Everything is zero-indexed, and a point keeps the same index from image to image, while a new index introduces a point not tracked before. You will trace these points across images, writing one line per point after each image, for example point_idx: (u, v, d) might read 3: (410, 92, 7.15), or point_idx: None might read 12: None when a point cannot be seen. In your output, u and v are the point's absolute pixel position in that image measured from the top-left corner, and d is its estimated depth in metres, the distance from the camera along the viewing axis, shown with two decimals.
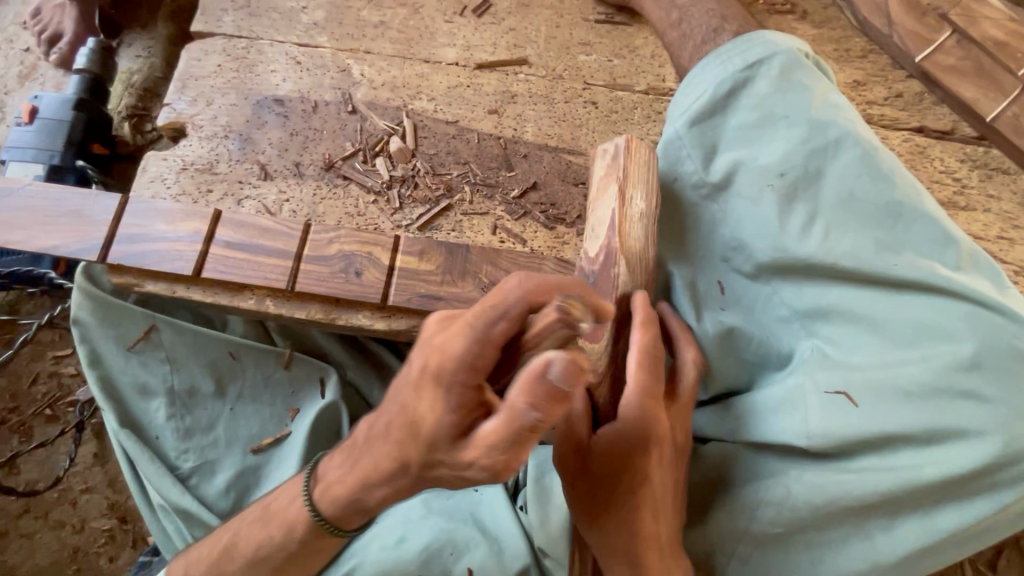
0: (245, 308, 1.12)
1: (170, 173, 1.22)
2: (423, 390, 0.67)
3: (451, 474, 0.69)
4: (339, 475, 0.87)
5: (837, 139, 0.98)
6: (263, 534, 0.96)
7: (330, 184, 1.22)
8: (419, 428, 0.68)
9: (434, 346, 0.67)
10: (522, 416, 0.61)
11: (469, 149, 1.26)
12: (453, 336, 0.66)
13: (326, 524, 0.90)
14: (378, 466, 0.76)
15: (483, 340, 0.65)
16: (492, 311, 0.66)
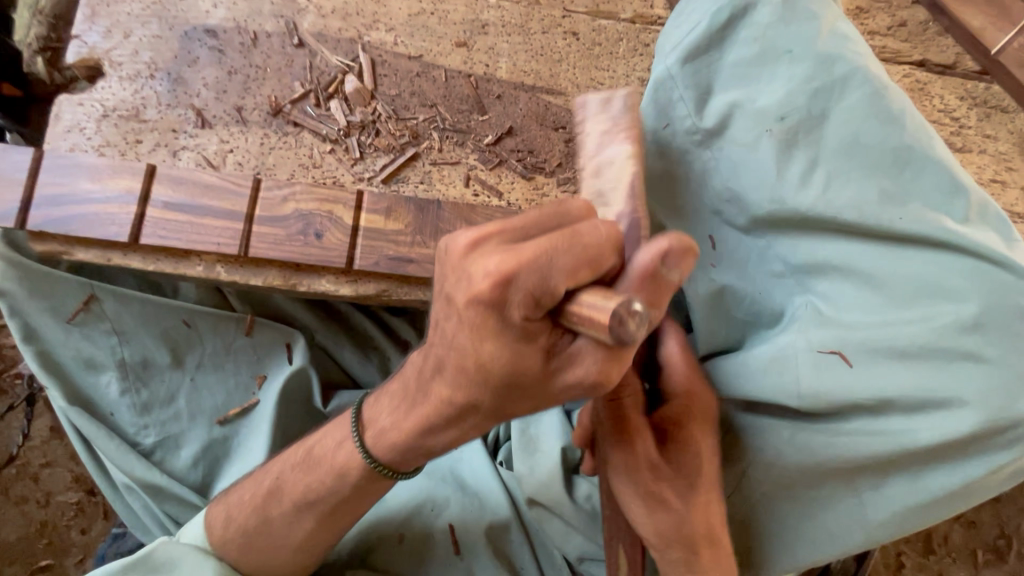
0: (193, 276, 1.01)
1: (89, 121, 1.05)
2: (485, 331, 0.59)
3: (514, 411, 0.67)
4: (392, 422, 0.81)
5: (843, 76, 0.90)
6: (312, 478, 0.93)
7: (279, 131, 1.08)
8: (489, 369, 0.61)
9: (491, 281, 0.56)
10: (602, 374, 0.60)
11: (436, 89, 1.12)
12: (523, 272, 0.56)
13: (383, 468, 0.86)
14: (435, 409, 0.71)
15: (553, 278, 0.56)
16: (570, 252, 0.56)
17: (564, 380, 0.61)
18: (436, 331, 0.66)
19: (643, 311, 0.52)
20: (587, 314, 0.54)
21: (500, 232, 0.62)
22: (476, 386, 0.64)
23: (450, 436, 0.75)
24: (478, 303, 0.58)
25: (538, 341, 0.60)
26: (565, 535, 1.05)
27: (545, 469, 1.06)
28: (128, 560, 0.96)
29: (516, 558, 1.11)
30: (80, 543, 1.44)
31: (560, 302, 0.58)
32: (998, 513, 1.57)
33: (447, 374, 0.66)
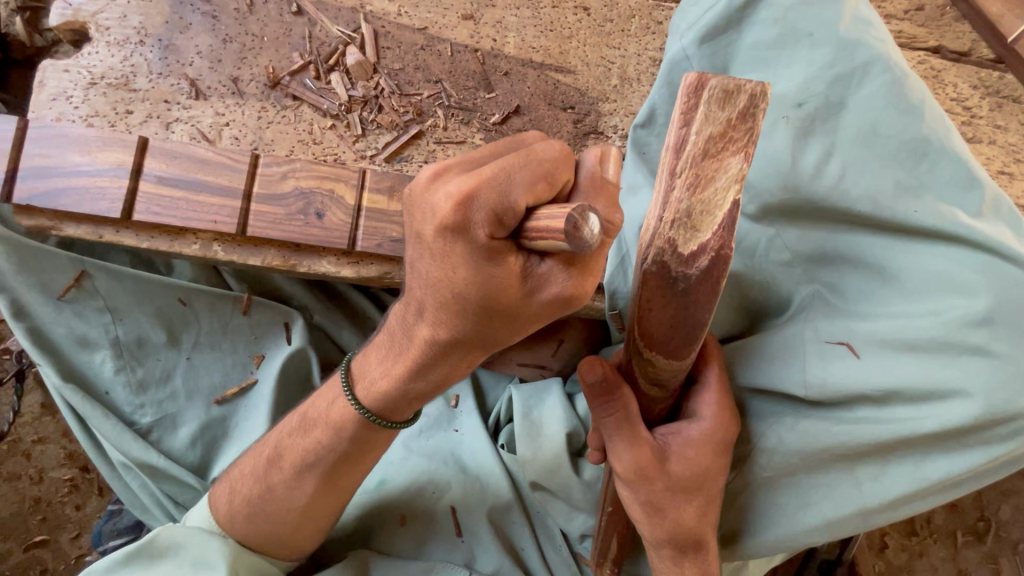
0: (189, 255, 0.98)
1: (76, 89, 1.00)
2: (456, 256, 0.58)
3: (493, 343, 0.67)
4: (384, 369, 0.82)
5: (864, 63, 0.89)
6: (309, 442, 0.94)
7: (277, 105, 1.03)
8: (464, 295, 0.60)
9: (453, 202, 0.56)
10: (569, 288, 0.61)
11: (441, 64, 1.08)
12: (482, 189, 0.56)
13: (376, 418, 0.88)
14: (419, 350, 0.71)
15: (513, 194, 0.56)
16: (526, 166, 0.57)
17: (541, 299, 0.61)
18: (413, 274, 0.65)
19: (595, 218, 0.53)
20: (545, 225, 0.55)
21: (460, 164, 0.62)
22: (461, 319, 0.63)
23: (437, 377, 0.75)
24: (445, 229, 0.57)
25: (507, 265, 0.59)
26: (568, 515, 1.09)
27: (549, 452, 1.06)
28: (129, 550, 0.93)
29: (516, 539, 1.13)
30: (75, 519, 1.43)
31: (521, 220, 0.58)
32: (979, 497, 1.62)
33: (429, 312, 0.66)
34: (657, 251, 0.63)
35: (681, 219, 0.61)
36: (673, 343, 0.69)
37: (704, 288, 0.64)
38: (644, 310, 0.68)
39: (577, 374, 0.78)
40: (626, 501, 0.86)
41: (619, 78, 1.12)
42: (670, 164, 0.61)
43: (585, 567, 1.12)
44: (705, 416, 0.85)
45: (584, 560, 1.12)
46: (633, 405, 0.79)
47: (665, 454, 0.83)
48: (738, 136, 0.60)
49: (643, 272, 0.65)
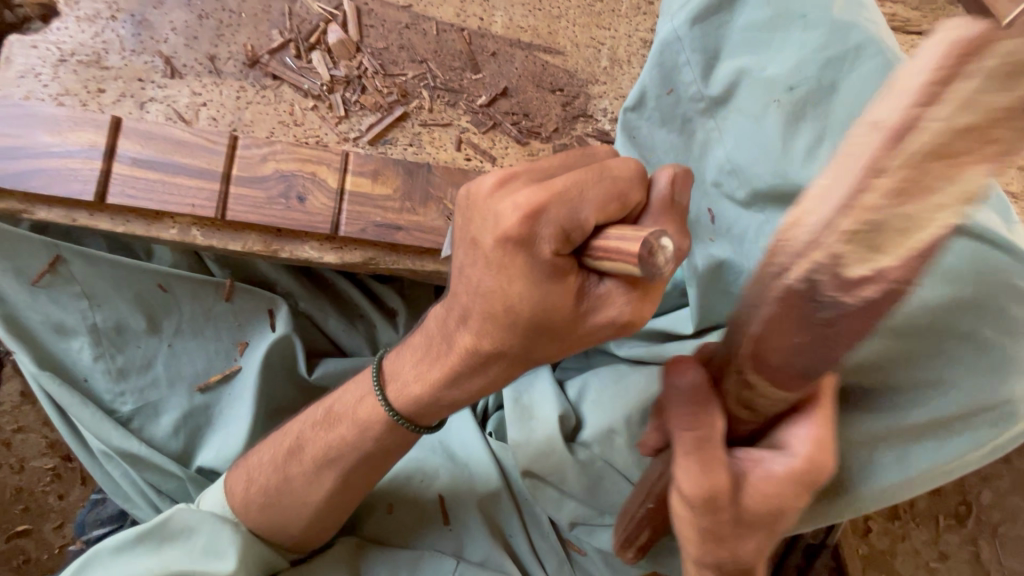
0: (167, 240, 0.95)
1: (44, 66, 0.96)
2: (513, 270, 0.59)
3: (544, 358, 0.67)
4: (417, 372, 0.83)
5: (858, 45, 0.86)
6: (335, 436, 0.93)
7: (257, 84, 1.00)
8: (517, 310, 0.60)
9: (519, 214, 0.57)
10: (632, 313, 0.60)
11: (426, 44, 1.05)
12: (553, 204, 0.57)
13: (402, 419, 0.87)
14: (461, 359, 0.72)
15: (583, 212, 0.57)
16: (599, 184, 0.57)
17: (596, 321, 0.61)
18: (461, 279, 0.66)
19: (671, 245, 0.52)
20: (615, 247, 0.54)
21: (527, 175, 0.63)
22: (507, 331, 0.63)
23: (476, 386, 0.76)
24: (506, 239, 0.58)
25: (568, 281, 0.59)
26: (557, 502, 1.06)
27: (541, 436, 1.04)
28: (141, 530, 0.93)
29: (505, 527, 1.12)
30: (58, 509, 1.41)
31: (588, 237, 0.58)
32: (960, 482, 1.65)
33: (474, 321, 0.66)
34: (812, 265, 0.46)
35: (862, 233, 0.42)
36: (793, 371, 0.56)
37: (861, 321, 0.47)
38: (768, 330, 0.53)
39: (661, 376, 0.65)
40: (678, 518, 0.65)
41: (609, 60, 1.10)
42: (874, 156, 0.40)
43: (573, 553, 1.11)
44: (800, 453, 0.62)
45: (573, 546, 1.11)
46: (718, 423, 0.61)
47: (741, 481, 0.62)
48: (1003, 133, 0.37)
49: (780, 288, 0.50)
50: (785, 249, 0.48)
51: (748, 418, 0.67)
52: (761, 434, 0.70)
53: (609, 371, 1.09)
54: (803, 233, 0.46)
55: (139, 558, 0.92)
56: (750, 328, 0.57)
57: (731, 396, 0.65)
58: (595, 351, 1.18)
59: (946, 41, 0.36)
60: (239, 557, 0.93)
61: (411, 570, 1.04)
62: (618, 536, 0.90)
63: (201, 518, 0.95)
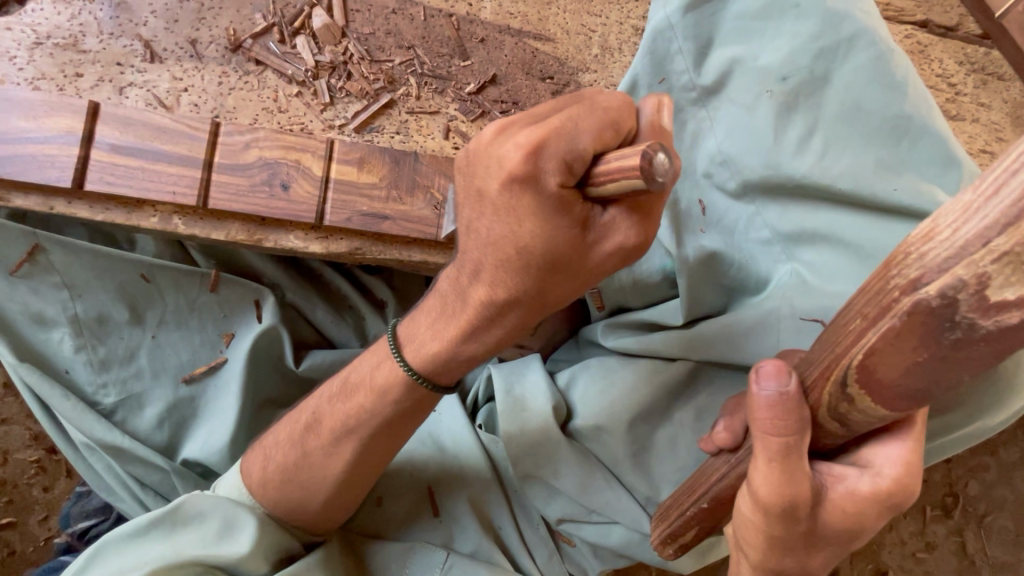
0: (148, 228, 0.93)
1: (19, 49, 0.93)
2: (524, 209, 0.63)
3: (561, 296, 0.72)
4: (431, 331, 0.84)
5: (851, 36, 0.86)
6: (355, 405, 0.92)
7: (239, 70, 0.98)
8: (531, 248, 0.65)
9: (523, 152, 0.60)
10: (636, 231, 0.65)
11: (414, 29, 1.03)
12: (552, 139, 0.60)
13: (423, 379, 0.87)
14: (477, 311, 0.75)
15: (580, 141, 0.60)
16: (593, 114, 0.61)
17: (605, 248, 0.66)
18: (470, 235, 0.70)
19: (666, 156, 0.56)
20: (616, 166, 0.58)
21: (523, 120, 0.66)
22: (522, 275, 0.68)
23: (493, 338, 0.79)
24: (513, 180, 0.62)
25: (574, 214, 0.64)
26: (546, 498, 1.06)
27: (535, 425, 1.04)
28: (155, 514, 0.92)
29: (495, 519, 1.11)
30: (42, 501, 1.40)
31: (588, 167, 0.62)
32: (948, 473, 1.66)
33: (487, 272, 0.71)
34: (952, 281, 0.41)
35: (1020, 255, 0.38)
36: (899, 389, 0.50)
37: (992, 348, 0.42)
38: (885, 344, 0.47)
39: (749, 380, 0.60)
40: (744, 523, 0.66)
41: (600, 47, 1.08)
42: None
43: (562, 543, 1.12)
44: (886, 473, 0.61)
45: (561, 537, 1.12)
46: (806, 435, 0.58)
47: (820, 493, 0.61)
48: None
49: (909, 302, 0.44)
50: (913, 262, 0.43)
51: (835, 430, 0.61)
52: (842, 450, 0.66)
53: (599, 363, 1.07)
54: (934, 251, 0.42)
55: (153, 543, 0.91)
56: (851, 336, 0.51)
57: (820, 404, 0.58)
58: (585, 342, 1.17)
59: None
60: (257, 538, 0.93)
61: (403, 562, 1.05)
62: (659, 533, 0.92)
63: (216, 503, 0.94)
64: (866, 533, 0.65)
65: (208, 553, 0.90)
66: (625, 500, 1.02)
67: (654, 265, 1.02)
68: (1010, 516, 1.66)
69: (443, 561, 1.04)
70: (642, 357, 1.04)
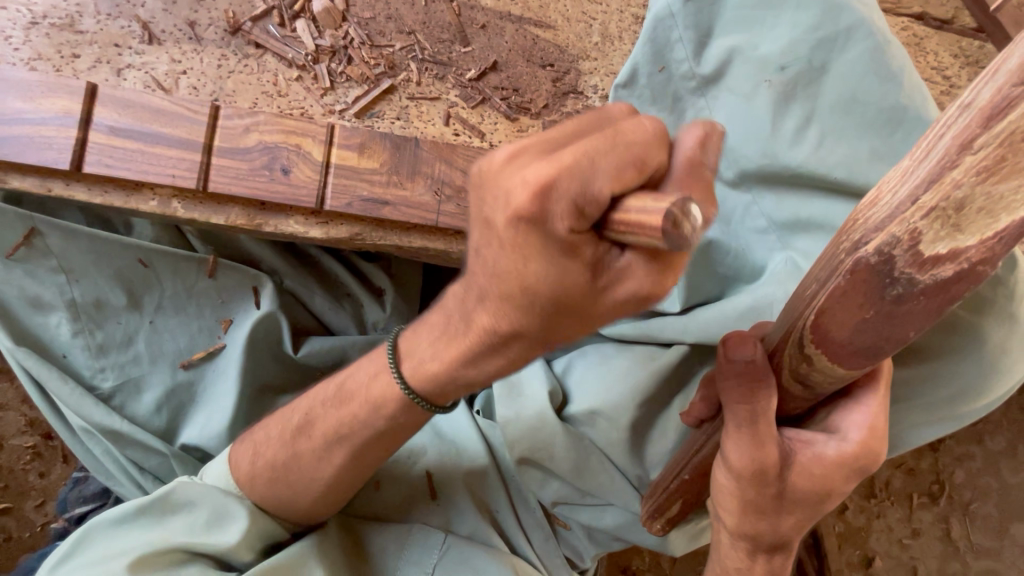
0: (147, 211, 0.93)
1: (14, 29, 0.92)
2: (526, 250, 0.56)
3: (564, 338, 0.65)
4: (431, 353, 0.80)
5: (849, 27, 0.86)
6: (346, 413, 0.92)
7: (239, 53, 0.97)
8: (533, 296, 0.59)
9: (529, 191, 0.53)
10: (651, 278, 0.57)
11: (414, 14, 1.02)
12: (563, 179, 0.52)
13: (420, 399, 0.85)
14: (475, 340, 0.70)
15: (597, 184, 0.52)
16: (614, 152, 0.52)
17: (616, 295, 0.58)
18: (478, 261, 0.63)
19: (695, 213, 0.48)
20: (635, 218, 0.50)
21: (537, 145, 0.58)
22: (524, 315, 0.61)
23: (495, 367, 0.73)
24: (517, 220, 0.54)
25: (582, 256, 0.56)
26: (542, 482, 1.08)
27: (531, 413, 1.05)
28: (144, 501, 0.95)
29: (492, 502, 1.13)
30: (39, 487, 1.39)
31: (606, 210, 0.54)
32: (934, 461, 1.70)
33: (491, 302, 0.64)
34: (889, 238, 0.49)
35: (945, 210, 0.46)
36: (851, 347, 0.56)
37: (930, 302, 0.49)
38: (835, 302, 0.54)
39: (720, 352, 0.67)
40: (719, 488, 0.73)
41: (600, 35, 1.09)
42: (965, 134, 0.44)
43: (558, 527, 1.14)
44: (852, 438, 0.67)
45: (558, 521, 1.13)
46: (772, 400, 0.65)
47: (791, 462, 0.67)
48: None
49: (852, 260, 0.52)
50: (860, 226, 0.52)
51: (801, 394, 0.68)
52: (811, 415, 0.73)
53: (595, 351, 1.10)
54: (879, 212, 0.50)
55: (144, 530, 0.94)
56: (807, 299, 0.58)
57: (784, 367, 0.65)
58: None
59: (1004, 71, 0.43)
60: (249, 526, 0.96)
61: (400, 544, 1.06)
62: (647, 508, 0.96)
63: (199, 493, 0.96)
64: (833, 496, 0.71)
65: (197, 541, 0.93)
66: (618, 483, 1.04)
67: None
68: (995, 504, 1.69)
69: (441, 542, 1.05)
70: (638, 344, 1.06)
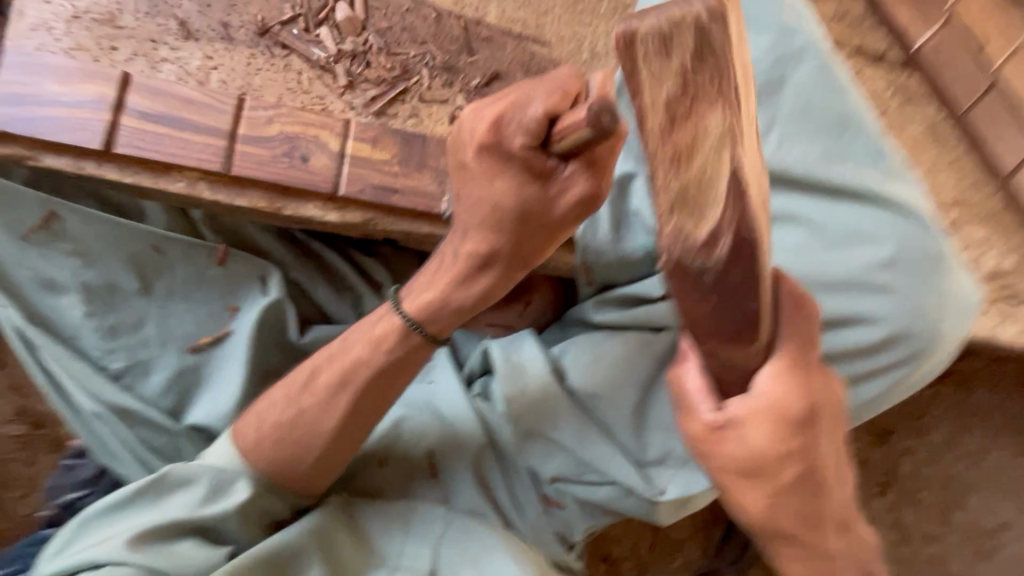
0: (174, 192, 0.99)
1: (58, 21, 0.99)
2: (495, 170, 0.78)
3: (533, 246, 0.85)
4: (427, 288, 0.95)
5: (801, 48, 1.03)
6: (360, 365, 1.00)
7: (266, 53, 1.07)
8: (502, 208, 0.81)
9: (489, 125, 0.75)
10: (584, 181, 0.77)
11: (427, 27, 1.14)
12: (509, 111, 0.74)
13: (418, 327, 0.96)
14: (462, 263, 0.89)
15: (533, 110, 0.72)
16: (542, 87, 0.72)
17: (567, 198, 0.78)
18: (459, 201, 0.85)
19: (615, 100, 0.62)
20: (569, 123, 0.68)
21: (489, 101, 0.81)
22: (499, 228, 0.83)
23: (478, 288, 0.91)
24: (484, 149, 0.77)
25: (536, 170, 0.76)
26: (539, 458, 1.15)
27: (535, 388, 1.15)
28: (143, 481, 1.00)
29: (488, 479, 1.17)
30: (25, 477, 1.38)
31: (547, 130, 0.72)
32: (888, 453, 1.84)
33: (473, 228, 0.85)
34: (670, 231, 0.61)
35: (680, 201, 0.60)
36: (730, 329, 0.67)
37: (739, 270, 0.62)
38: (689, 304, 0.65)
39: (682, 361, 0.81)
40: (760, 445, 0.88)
41: (589, 54, 1.24)
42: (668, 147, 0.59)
43: (551, 506, 1.19)
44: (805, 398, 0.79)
45: (551, 501, 1.19)
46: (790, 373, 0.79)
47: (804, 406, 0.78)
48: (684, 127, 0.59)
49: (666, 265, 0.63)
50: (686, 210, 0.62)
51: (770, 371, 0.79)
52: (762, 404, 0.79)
53: (585, 339, 1.19)
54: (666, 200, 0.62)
55: (144, 509, 0.99)
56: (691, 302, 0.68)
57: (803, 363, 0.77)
58: (572, 323, 1.28)
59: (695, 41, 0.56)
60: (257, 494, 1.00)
61: (398, 520, 1.11)
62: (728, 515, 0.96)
63: (192, 471, 1.00)
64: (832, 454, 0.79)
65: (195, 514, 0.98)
66: (614, 455, 1.12)
67: (637, 244, 1.16)
68: (939, 493, 1.84)
69: (443, 516, 1.12)
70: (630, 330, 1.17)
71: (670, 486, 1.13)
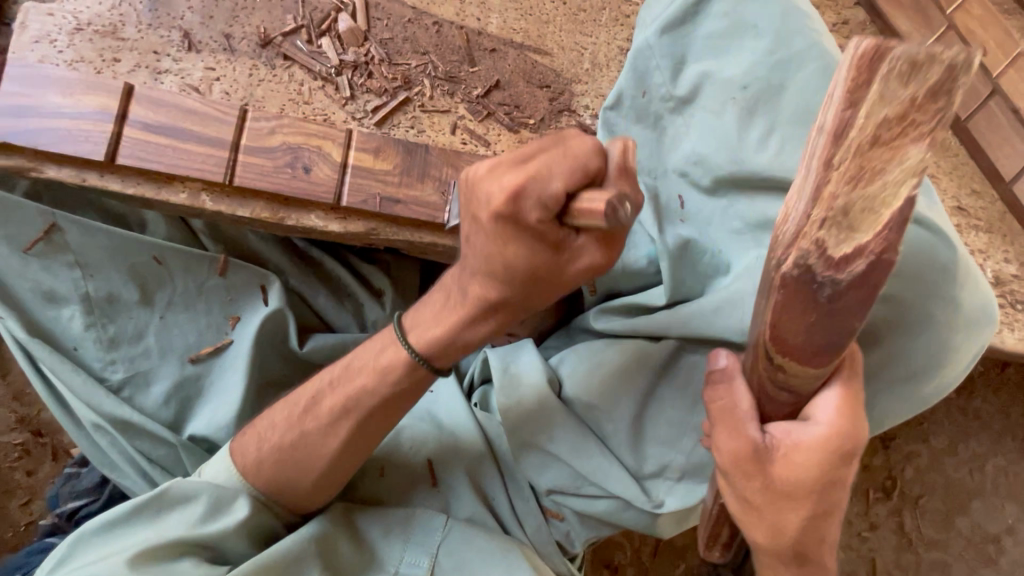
0: (176, 203, 0.99)
1: (61, 33, 1.00)
2: (508, 237, 0.74)
3: (540, 300, 0.84)
4: (432, 321, 0.95)
5: (800, 51, 1.00)
6: (362, 376, 1.00)
7: (269, 64, 1.07)
8: (516, 271, 0.77)
9: (506, 196, 0.70)
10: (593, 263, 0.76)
11: (429, 38, 1.15)
12: (530, 185, 0.70)
13: (424, 360, 0.96)
14: (467, 307, 0.88)
15: (553, 187, 0.69)
16: (567, 162, 0.68)
17: (579, 267, 0.76)
18: (468, 247, 0.81)
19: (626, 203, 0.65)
20: (589, 209, 0.67)
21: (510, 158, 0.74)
22: (509, 284, 0.80)
23: (483, 330, 0.91)
24: (499, 216, 0.72)
25: (551, 238, 0.74)
26: (539, 468, 1.15)
27: (532, 397, 1.15)
28: (140, 499, 1.00)
29: (486, 489, 1.19)
30: (25, 485, 1.38)
31: (565, 204, 0.71)
32: (887, 458, 1.84)
33: (482, 279, 0.83)
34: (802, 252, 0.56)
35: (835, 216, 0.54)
36: (814, 347, 0.61)
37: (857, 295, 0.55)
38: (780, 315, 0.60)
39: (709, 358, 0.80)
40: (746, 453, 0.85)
41: (591, 63, 1.24)
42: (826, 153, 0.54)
43: (550, 517, 1.19)
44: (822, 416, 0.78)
45: (550, 511, 1.19)
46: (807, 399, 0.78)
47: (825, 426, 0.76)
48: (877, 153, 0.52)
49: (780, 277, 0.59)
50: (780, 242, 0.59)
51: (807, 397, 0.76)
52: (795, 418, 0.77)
53: (585, 346, 1.19)
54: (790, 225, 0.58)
55: (141, 527, 0.99)
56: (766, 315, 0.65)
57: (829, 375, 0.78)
58: (578, 330, 1.28)
59: (855, 50, 0.52)
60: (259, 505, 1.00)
61: (399, 529, 1.11)
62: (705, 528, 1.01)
63: (193, 488, 1.01)
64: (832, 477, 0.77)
65: (196, 532, 0.98)
66: (615, 468, 1.11)
67: (641, 252, 1.16)
68: (942, 499, 1.83)
69: (443, 525, 1.11)
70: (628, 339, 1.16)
71: (668, 499, 1.11)
